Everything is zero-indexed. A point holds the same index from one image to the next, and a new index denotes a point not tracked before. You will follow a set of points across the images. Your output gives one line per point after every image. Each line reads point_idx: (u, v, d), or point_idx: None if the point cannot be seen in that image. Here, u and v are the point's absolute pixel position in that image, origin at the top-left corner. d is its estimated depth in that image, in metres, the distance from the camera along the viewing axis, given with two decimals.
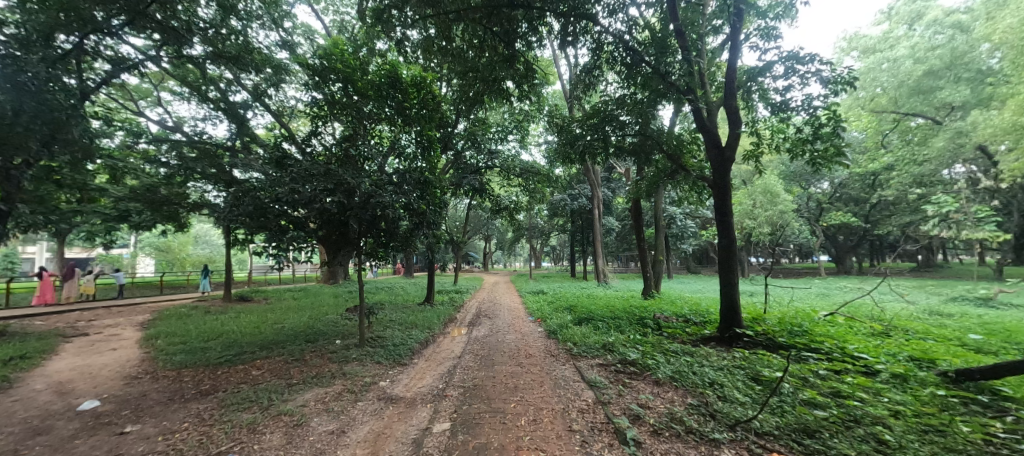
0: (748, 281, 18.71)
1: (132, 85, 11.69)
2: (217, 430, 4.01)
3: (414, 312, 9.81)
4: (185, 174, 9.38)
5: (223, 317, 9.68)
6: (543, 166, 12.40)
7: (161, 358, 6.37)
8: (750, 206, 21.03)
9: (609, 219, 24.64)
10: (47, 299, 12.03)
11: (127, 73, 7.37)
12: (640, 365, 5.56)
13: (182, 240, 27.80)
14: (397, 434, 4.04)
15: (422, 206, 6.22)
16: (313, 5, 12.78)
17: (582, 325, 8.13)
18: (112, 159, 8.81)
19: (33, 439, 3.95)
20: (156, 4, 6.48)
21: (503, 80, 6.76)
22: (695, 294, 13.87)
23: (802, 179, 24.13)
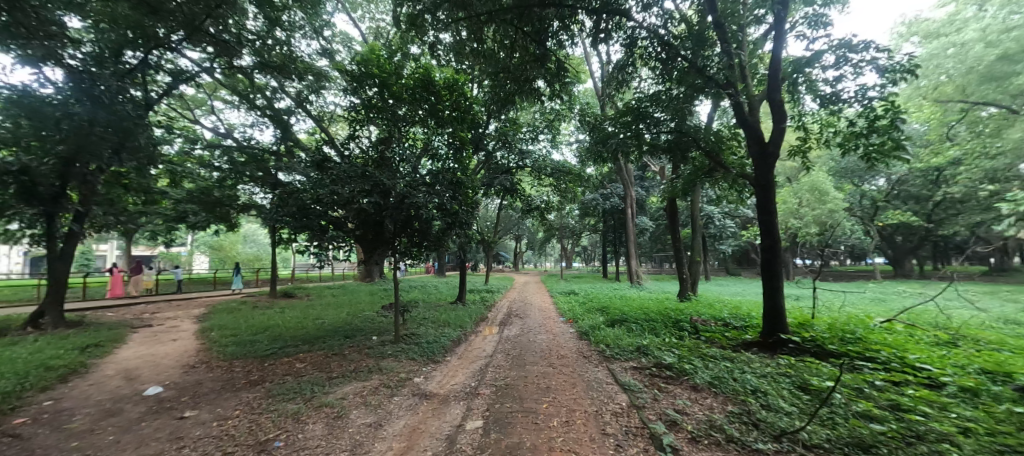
0: (794, 284, 17.60)
1: (189, 96, 12.59)
2: (266, 419, 4.25)
3: (446, 310, 9.96)
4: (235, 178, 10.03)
5: (268, 312, 10.23)
6: (574, 166, 12.23)
7: (215, 350, 6.80)
8: (795, 205, 19.97)
9: (643, 218, 24.01)
10: (117, 294, 13.18)
11: (186, 85, 7.93)
12: (676, 370, 5.36)
13: (233, 239, 29.54)
14: (432, 429, 4.11)
15: (455, 207, 6.18)
16: (351, 14, 13.27)
17: (614, 327, 7.96)
18: (172, 165, 9.58)
19: (107, 420, 4.34)
20: (210, 20, 6.67)
21: (534, 80, 6.80)
22: (735, 297, 13.23)
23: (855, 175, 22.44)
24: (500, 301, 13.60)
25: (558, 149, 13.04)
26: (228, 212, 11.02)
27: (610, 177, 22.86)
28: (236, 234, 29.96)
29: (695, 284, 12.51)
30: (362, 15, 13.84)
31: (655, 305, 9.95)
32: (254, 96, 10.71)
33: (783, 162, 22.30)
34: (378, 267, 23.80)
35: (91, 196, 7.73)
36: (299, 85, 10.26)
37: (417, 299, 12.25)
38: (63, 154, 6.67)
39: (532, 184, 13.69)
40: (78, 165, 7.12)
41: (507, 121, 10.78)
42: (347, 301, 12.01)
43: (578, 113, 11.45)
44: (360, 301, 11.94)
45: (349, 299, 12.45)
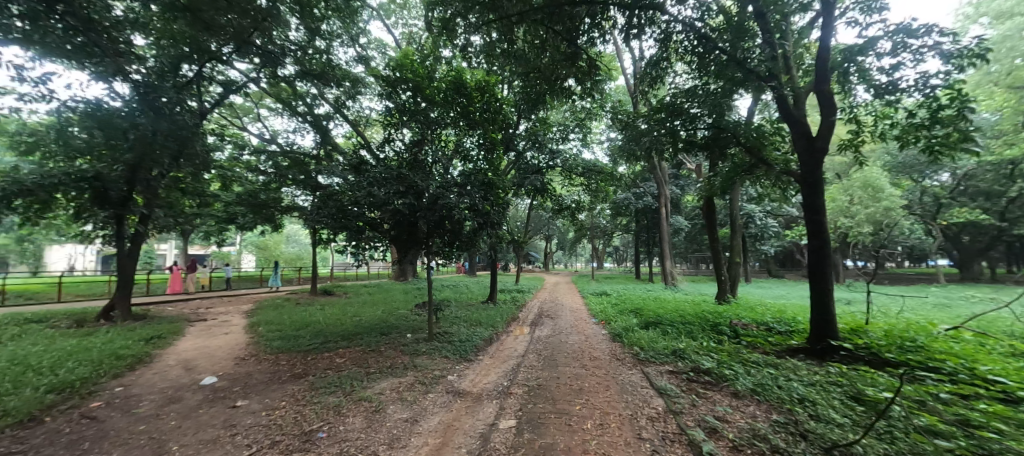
0: (846, 289, 16.36)
1: (238, 105, 13.42)
2: (310, 410, 4.45)
3: (477, 310, 10.07)
4: (278, 181, 10.58)
5: (309, 308, 10.73)
6: (606, 164, 12.05)
7: (262, 343, 7.20)
8: (845, 203, 18.69)
9: (677, 217, 23.27)
10: (176, 290, 14.26)
11: (235, 94, 8.45)
12: (715, 375, 5.15)
13: (277, 239, 31.20)
14: (465, 427, 4.17)
15: (487, 207, 6.22)
16: (385, 21, 13.72)
17: (649, 329, 7.76)
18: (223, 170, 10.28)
19: (169, 407, 4.69)
20: (258, 33, 7.07)
21: (565, 79, 6.78)
22: (778, 300, 12.53)
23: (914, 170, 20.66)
24: (531, 301, 13.61)
25: (589, 148, 12.88)
26: (273, 213, 11.77)
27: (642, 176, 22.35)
28: (280, 234, 31.65)
29: (734, 287, 11.98)
30: (396, 22, 14.28)
31: (692, 307, 9.63)
32: (295, 104, 11.28)
33: (830, 157, 20.98)
34: (411, 267, 24.49)
35: (153, 199, 8.41)
36: (337, 92, 10.68)
37: (449, 298, 12.46)
38: (130, 162, 7.29)
39: (563, 184, 13.63)
40: (142, 172, 7.77)
41: (537, 121, 10.78)
42: (382, 299, 12.39)
43: (610, 111, 11.28)
44: (394, 299, 12.28)
45: (384, 298, 12.83)
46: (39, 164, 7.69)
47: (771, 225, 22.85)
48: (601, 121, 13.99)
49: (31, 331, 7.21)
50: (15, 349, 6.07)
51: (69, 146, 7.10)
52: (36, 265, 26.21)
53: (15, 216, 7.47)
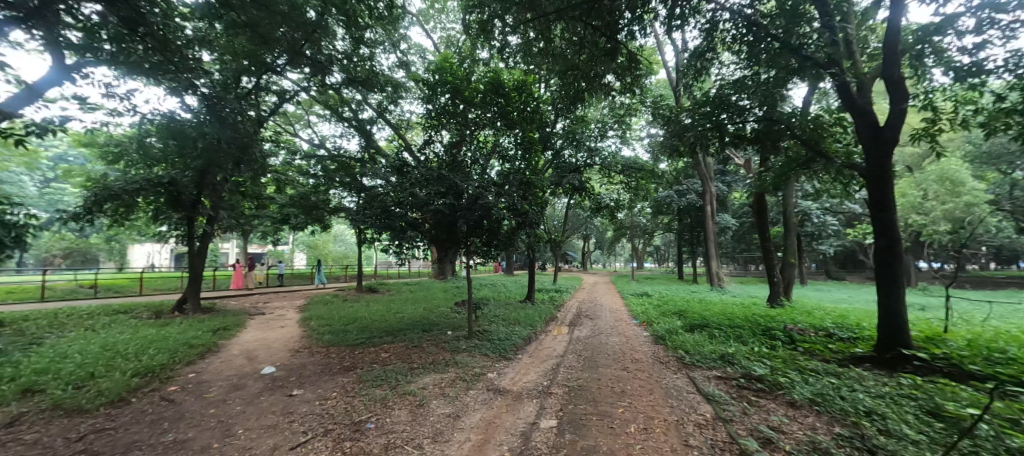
0: (919, 294, 14.83)
1: (291, 112, 14.35)
2: (359, 402, 4.67)
3: (516, 309, 10.14)
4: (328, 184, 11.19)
5: (355, 305, 11.26)
6: (646, 161, 11.72)
7: (314, 337, 7.63)
8: (919, 198, 17.21)
9: (723, 216, 22.11)
10: (238, 286, 15.49)
11: (288, 103, 9.02)
12: (769, 382, 4.85)
13: (325, 238, 33.01)
14: (507, 425, 4.19)
15: (526, 207, 6.22)
16: (424, 26, 14.10)
17: (694, 332, 7.46)
18: (278, 174, 11.03)
19: (234, 393, 5.09)
20: (308, 45, 7.53)
21: (604, 75, 6.69)
22: (838, 305, 11.58)
23: (1003, 160, 18.31)
24: (569, 301, 13.52)
25: (629, 145, 12.60)
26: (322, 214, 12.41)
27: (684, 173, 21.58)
28: (328, 233, 33.47)
29: (788, 290, 11.23)
30: (434, 26, 14.65)
31: (740, 310, 9.15)
32: (341, 109, 11.86)
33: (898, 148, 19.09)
34: (449, 265, 25.01)
35: (218, 202, 9.17)
36: (379, 97, 11.13)
37: (487, 297, 12.64)
38: (198, 168, 7.98)
39: (601, 182, 13.44)
40: (208, 177, 8.48)
41: (575, 119, 10.70)
42: (423, 297, 12.77)
43: (650, 106, 10.96)
44: (434, 297, 12.62)
45: (426, 296, 13.23)
46: (123, 172, 8.61)
47: (827, 223, 21.20)
48: (641, 117, 13.61)
49: (120, 321, 8.09)
50: (107, 336, 6.83)
51: (147, 156, 7.89)
52: (123, 263, 29.34)
53: (105, 218, 8.43)
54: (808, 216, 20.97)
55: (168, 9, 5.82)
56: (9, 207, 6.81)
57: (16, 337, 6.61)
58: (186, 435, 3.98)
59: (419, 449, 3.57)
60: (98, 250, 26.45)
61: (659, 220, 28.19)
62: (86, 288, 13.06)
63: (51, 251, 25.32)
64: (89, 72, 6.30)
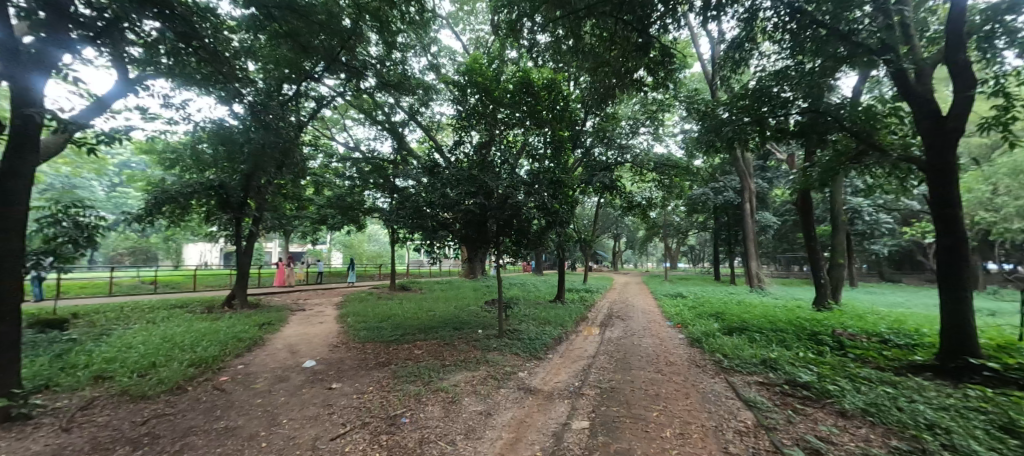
0: (988, 299, 13.51)
1: (328, 117, 14.97)
2: (394, 396, 4.81)
3: (546, 308, 10.11)
4: (363, 185, 11.59)
5: (389, 302, 11.58)
6: (681, 158, 11.36)
7: (351, 333, 7.91)
8: (989, 193, 15.85)
9: (764, 214, 21.26)
10: (280, 283, 16.31)
11: (325, 108, 9.38)
12: (815, 390, 4.58)
13: (359, 238, 34.22)
14: (538, 424, 4.19)
15: (556, 206, 6.15)
16: (454, 29, 14.32)
17: (733, 335, 7.16)
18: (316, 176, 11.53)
19: (279, 384, 5.37)
20: (344, 52, 7.81)
21: (636, 71, 6.53)
22: (895, 309, 10.74)
23: None
24: (600, 301, 13.34)
25: (662, 142, 12.26)
26: (357, 214, 12.85)
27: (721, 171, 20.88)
28: (362, 233, 34.66)
29: (837, 292, 10.56)
30: (464, 28, 14.85)
31: (783, 313, 8.69)
32: (375, 113, 12.24)
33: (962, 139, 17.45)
34: (479, 265, 25.25)
35: (261, 203, 9.70)
36: (411, 100, 11.37)
37: (517, 296, 12.66)
38: (244, 172, 8.48)
39: (633, 180, 13.19)
40: (253, 180, 8.98)
41: (606, 116, 10.53)
42: (454, 295, 12.96)
43: (684, 101, 10.62)
44: (465, 296, 12.79)
45: (457, 294, 13.42)
46: (178, 177, 9.28)
47: (880, 221, 19.74)
48: (674, 112, 13.24)
49: (176, 315, 8.71)
50: (165, 329, 7.38)
51: (199, 161, 8.46)
52: (179, 262, 31.73)
53: (163, 220, 9.11)
54: (857, 214, 19.61)
55: (218, 23, 6.21)
56: (82, 209, 7.49)
57: (89, 328, 7.26)
58: (237, 423, 4.23)
59: (452, 445, 3.62)
60: (157, 249, 28.76)
61: (694, 218, 27.29)
62: (147, 284, 14.19)
63: (118, 250, 27.83)
64: (149, 84, 6.81)
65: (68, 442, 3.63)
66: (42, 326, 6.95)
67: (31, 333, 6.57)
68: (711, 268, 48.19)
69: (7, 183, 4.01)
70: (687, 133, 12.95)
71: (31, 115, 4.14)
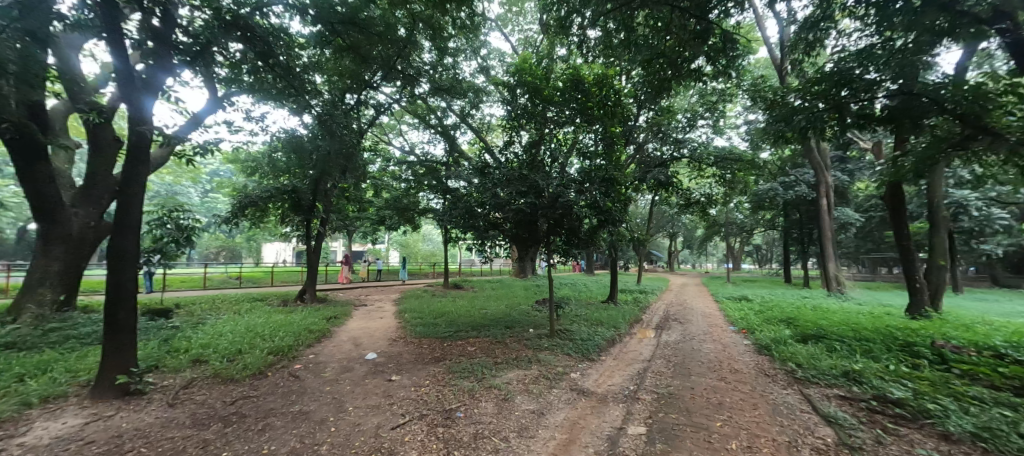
0: None
1: (386, 123, 15.85)
2: (449, 391, 4.98)
3: (599, 309, 9.93)
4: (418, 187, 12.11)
5: (444, 300, 11.99)
6: (745, 151, 10.60)
7: (409, 328, 8.31)
8: None
9: (843, 211, 19.33)
10: (343, 280, 17.53)
11: (383, 115, 9.91)
12: (910, 408, 4.05)
13: (414, 238, 35.79)
14: (592, 427, 4.11)
15: (608, 204, 5.99)
16: (503, 30, 14.49)
17: (808, 343, 6.56)
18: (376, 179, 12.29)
19: (345, 374, 5.78)
20: (400, 61, 8.21)
21: (694, 60, 6.20)
22: (1014, 320, 9.15)
23: None
24: (655, 303, 12.84)
25: (723, 134, 11.51)
26: (413, 215, 13.47)
27: (791, 163, 19.17)
28: (416, 233, 36.26)
29: (938, 298, 9.26)
30: (512, 29, 14.97)
31: (869, 321, 7.80)
32: (428, 117, 12.72)
33: None
34: (529, 264, 25.34)
35: (327, 206, 10.49)
36: (462, 102, 11.66)
37: (568, 296, 12.53)
38: (312, 177, 9.22)
39: (690, 177, 12.57)
40: (319, 184, 9.75)
41: (661, 110, 10.11)
42: (505, 294, 13.12)
43: (749, 89, 9.88)
44: (516, 295, 12.91)
45: (508, 293, 13.57)
46: (257, 183, 10.32)
47: (992, 216, 16.90)
48: (737, 102, 12.38)
49: (256, 307, 9.69)
50: (248, 319, 8.24)
51: (274, 168, 9.34)
52: (260, 260, 35.44)
53: (246, 222, 10.18)
54: (961, 209, 17.00)
55: (290, 42, 6.79)
56: (181, 213, 8.56)
57: (188, 317, 8.31)
58: (309, 407, 4.60)
59: (505, 442, 3.67)
60: (242, 248, 32.36)
61: (759, 216, 25.26)
62: (232, 278, 15.99)
63: (211, 248, 31.78)
64: (234, 101, 7.62)
65: (172, 416, 4.16)
66: (152, 314, 8.06)
67: (144, 320, 7.65)
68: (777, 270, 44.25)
69: (127, 191, 4.66)
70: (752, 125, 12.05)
71: (144, 130, 4.75)
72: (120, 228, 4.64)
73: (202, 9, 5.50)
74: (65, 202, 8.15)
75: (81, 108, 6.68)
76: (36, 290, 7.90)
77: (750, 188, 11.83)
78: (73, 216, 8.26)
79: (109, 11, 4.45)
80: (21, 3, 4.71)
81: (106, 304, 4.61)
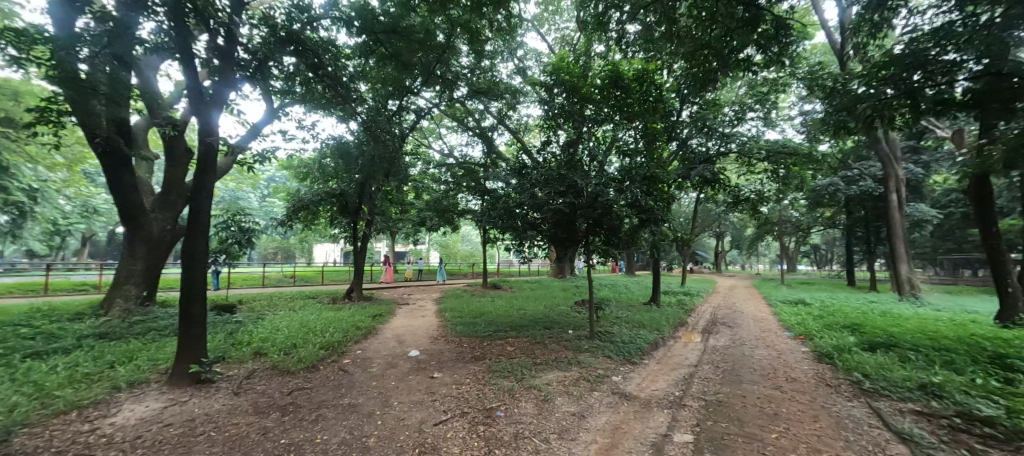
0: None
1: (427, 127, 16.32)
2: (490, 389, 5.05)
3: (640, 311, 9.66)
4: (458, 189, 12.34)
5: (483, 300, 12.15)
6: (801, 144, 9.88)
7: (450, 327, 8.51)
8: None
9: (918, 206, 17.64)
10: (387, 280, 18.26)
11: (423, 119, 10.19)
12: (1002, 427, 3.59)
13: (452, 239, 36.60)
14: (636, 432, 4.02)
15: (650, 203, 5.81)
16: (539, 30, 14.46)
17: (877, 352, 6.01)
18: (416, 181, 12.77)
19: (391, 370, 6.02)
20: (440, 67, 8.44)
21: (742, 50, 5.87)
22: None
23: None
24: (700, 306, 12.30)
25: (775, 126, 10.79)
26: (452, 216, 13.76)
27: (853, 156, 17.65)
28: (454, 234, 37.05)
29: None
30: (549, 28, 14.90)
31: (953, 330, 6.99)
32: (467, 120, 12.94)
33: None
34: (568, 264, 25.12)
35: (372, 208, 10.92)
36: (500, 104, 11.74)
37: (608, 297, 12.31)
38: (358, 180, 9.67)
39: (739, 173, 11.93)
40: (366, 188, 10.20)
41: (706, 103, 9.67)
42: (544, 295, 13.09)
43: (805, 77, 9.21)
44: (555, 296, 12.86)
45: (546, 294, 13.56)
46: (308, 187, 11.00)
47: None
48: (792, 92, 11.56)
49: (309, 304, 10.31)
50: (302, 316, 8.79)
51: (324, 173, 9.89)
52: (311, 260, 37.78)
53: (298, 224, 10.85)
54: None
55: (337, 53, 7.18)
56: (242, 216, 9.26)
57: (249, 313, 9.00)
58: (357, 400, 4.84)
59: (546, 443, 3.66)
60: (296, 248, 34.66)
61: (815, 213, 23.42)
62: (287, 277, 17.14)
63: (269, 248, 34.31)
64: (287, 111, 8.14)
65: (237, 404, 4.53)
66: (218, 309, 8.82)
67: (212, 314, 8.38)
68: (837, 271, 40.72)
69: (199, 198, 5.11)
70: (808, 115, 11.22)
71: (212, 141, 5.17)
72: (193, 230, 5.09)
73: (260, 28, 5.93)
74: (146, 208, 9.10)
75: (158, 122, 7.42)
76: (124, 287, 8.90)
77: (806, 183, 11.02)
78: (153, 220, 9.20)
79: (181, 34, 4.90)
80: (111, 31, 5.30)
81: (183, 298, 5.12)
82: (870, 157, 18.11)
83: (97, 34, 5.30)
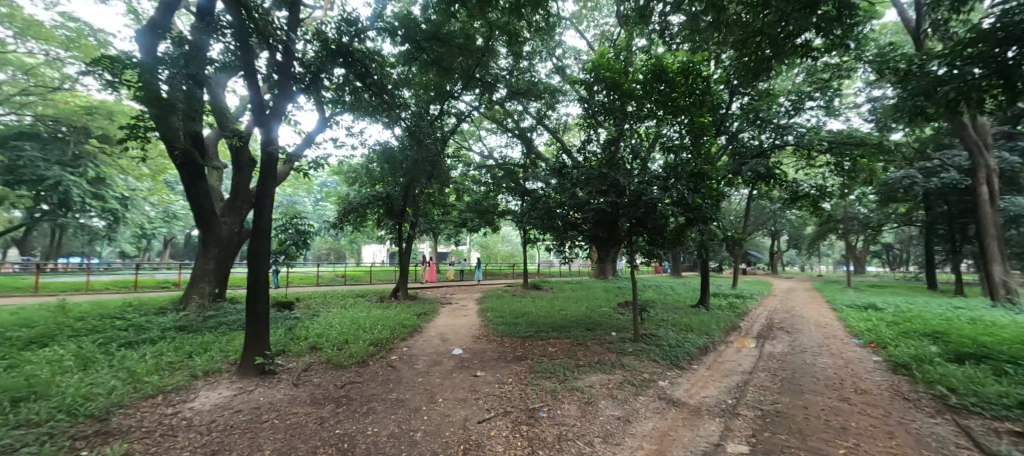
0: None
1: (467, 129, 16.66)
2: (532, 389, 5.09)
3: (687, 314, 9.30)
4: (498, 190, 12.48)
5: (524, 300, 12.22)
6: (869, 134, 9.03)
7: (492, 326, 8.65)
8: None
9: (1014, 199, 15.57)
10: (430, 279, 18.87)
11: (464, 122, 10.40)
12: None
13: (491, 239, 37.02)
14: (685, 440, 3.87)
15: (698, 201, 5.57)
16: (578, 28, 14.27)
17: (966, 365, 5.35)
18: (456, 183, 13.06)
19: (436, 367, 6.22)
20: (480, 70, 8.58)
21: (800, 34, 5.44)
22: None
23: None
24: (753, 309, 11.63)
25: (839, 115, 9.94)
26: (493, 217, 13.94)
27: (930, 144, 15.89)
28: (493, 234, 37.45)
29: None
30: (589, 25, 14.70)
31: None
32: (507, 121, 13.05)
33: None
34: (609, 265, 24.70)
35: (415, 209, 11.29)
36: (539, 104, 11.72)
37: (653, 299, 11.95)
38: (402, 184, 10.05)
39: (797, 167, 11.13)
40: (409, 191, 10.59)
41: (758, 94, 9.12)
42: (586, 296, 12.94)
43: (873, 60, 8.42)
44: (598, 297, 12.69)
45: (588, 295, 13.38)
46: (356, 191, 11.60)
47: None
48: (860, 77, 10.59)
49: (358, 302, 10.87)
50: (353, 313, 9.31)
51: (371, 177, 10.37)
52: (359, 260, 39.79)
53: (348, 226, 11.46)
54: None
55: (382, 62, 7.51)
56: (297, 219, 9.91)
57: (305, 309, 9.65)
58: (405, 395, 5.05)
59: (590, 447, 3.63)
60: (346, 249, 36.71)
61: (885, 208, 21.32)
62: (337, 276, 18.20)
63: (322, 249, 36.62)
64: (337, 119, 8.61)
65: (297, 395, 4.88)
66: (278, 306, 9.53)
67: (272, 311, 9.08)
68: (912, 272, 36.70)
69: (262, 203, 5.53)
70: (880, 102, 10.21)
71: (272, 151, 5.57)
72: (257, 233, 5.52)
73: (313, 42, 6.31)
74: (216, 212, 10.02)
75: (225, 133, 8.14)
76: (198, 285, 9.86)
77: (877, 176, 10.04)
78: (222, 223, 10.11)
79: (245, 52, 5.33)
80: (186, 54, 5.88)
81: (249, 295, 5.56)
82: (952, 144, 16.19)
83: (176, 57, 5.88)
